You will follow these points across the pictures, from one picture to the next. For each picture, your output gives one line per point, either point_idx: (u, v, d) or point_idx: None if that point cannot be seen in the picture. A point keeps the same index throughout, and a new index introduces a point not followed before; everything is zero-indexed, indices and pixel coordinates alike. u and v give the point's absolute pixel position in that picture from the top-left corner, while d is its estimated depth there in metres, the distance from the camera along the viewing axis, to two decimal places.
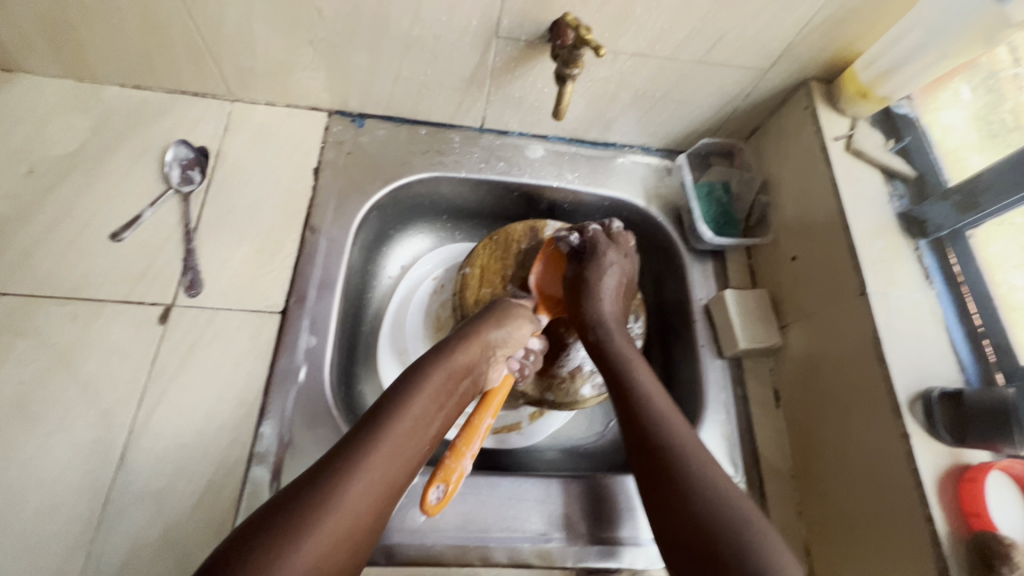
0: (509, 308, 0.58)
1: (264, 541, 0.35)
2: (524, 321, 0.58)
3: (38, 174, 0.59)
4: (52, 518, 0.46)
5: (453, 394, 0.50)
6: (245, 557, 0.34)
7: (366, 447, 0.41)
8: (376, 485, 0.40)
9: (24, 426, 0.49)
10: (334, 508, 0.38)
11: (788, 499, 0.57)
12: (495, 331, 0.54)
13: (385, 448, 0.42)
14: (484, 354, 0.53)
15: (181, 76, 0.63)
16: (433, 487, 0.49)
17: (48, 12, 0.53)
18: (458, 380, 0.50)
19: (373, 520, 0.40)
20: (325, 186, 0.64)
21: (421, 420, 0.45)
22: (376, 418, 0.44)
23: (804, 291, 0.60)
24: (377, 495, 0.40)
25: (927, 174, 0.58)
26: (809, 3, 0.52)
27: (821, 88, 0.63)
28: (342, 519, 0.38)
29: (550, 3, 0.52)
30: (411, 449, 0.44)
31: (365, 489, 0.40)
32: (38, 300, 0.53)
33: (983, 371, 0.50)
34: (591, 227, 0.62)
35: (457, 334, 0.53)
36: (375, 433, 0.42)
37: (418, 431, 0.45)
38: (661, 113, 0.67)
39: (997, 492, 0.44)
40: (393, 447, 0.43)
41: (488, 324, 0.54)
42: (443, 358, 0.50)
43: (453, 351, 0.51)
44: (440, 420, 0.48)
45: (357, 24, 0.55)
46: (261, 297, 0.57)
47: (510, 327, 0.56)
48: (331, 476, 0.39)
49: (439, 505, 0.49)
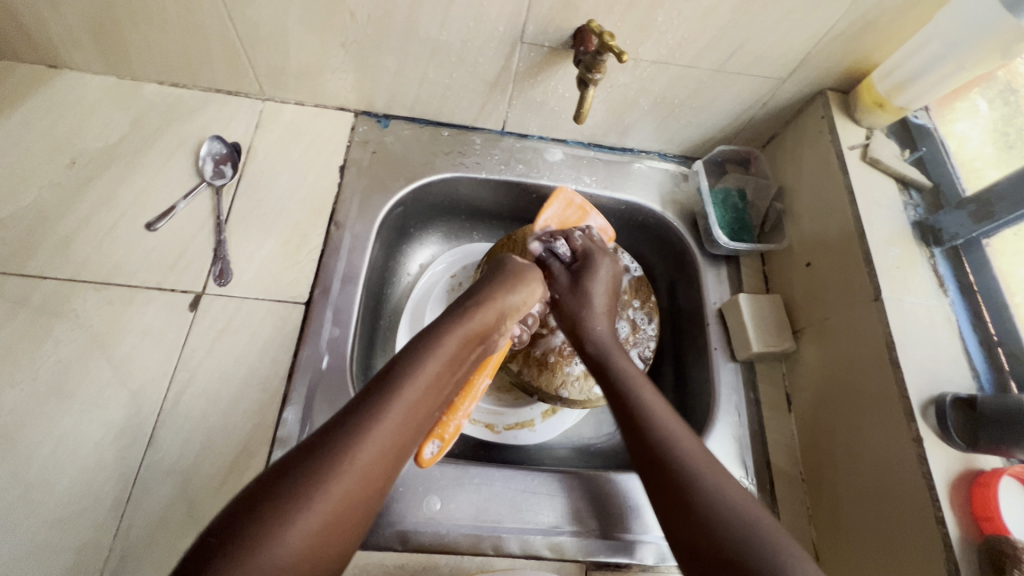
0: (522, 271, 0.57)
1: (273, 507, 0.35)
2: (536, 284, 0.58)
3: (79, 165, 0.62)
4: (84, 491, 0.48)
5: (465, 359, 0.50)
6: (253, 518, 0.35)
7: (379, 409, 0.41)
8: (385, 448, 0.41)
9: (59, 403, 0.51)
10: (343, 471, 0.38)
11: (798, 502, 0.58)
12: (510, 298, 0.54)
13: (394, 411, 0.42)
14: (497, 321, 0.53)
15: (216, 75, 0.65)
16: (428, 443, 0.51)
17: (97, 12, 0.56)
18: (473, 345, 0.50)
19: (381, 483, 0.41)
20: (350, 183, 0.66)
21: (433, 385, 0.45)
22: (391, 378, 0.43)
23: (818, 295, 0.61)
24: (386, 459, 0.41)
25: (943, 184, 0.59)
26: (828, 14, 0.53)
27: (837, 98, 0.64)
28: (352, 480, 0.38)
29: (575, 10, 0.54)
30: (421, 411, 0.44)
31: (375, 453, 0.40)
32: (76, 284, 0.56)
33: (996, 379, 0.51)
34: (577, 235, 0.64)
35: (474, 297, 0.53)
36: (385, 395, 0.42)
37: (428, 392, 0.45)
38: (679, 120, 0.69)
39: (1011, 500, 0.44)
40: (404, 411, 0.43)
41: (503, 290, 0.54)
42: (457, 322, 0.50)
43: (469, 316, 0.51)
44: (450, 383, 0.48)
45: (388, 27, 0.57)
46: (287, 288, 0.59)
47: (524, 293, 0.56)
48: (343, 441, 0.39)
49: (430, 459, 0.51)
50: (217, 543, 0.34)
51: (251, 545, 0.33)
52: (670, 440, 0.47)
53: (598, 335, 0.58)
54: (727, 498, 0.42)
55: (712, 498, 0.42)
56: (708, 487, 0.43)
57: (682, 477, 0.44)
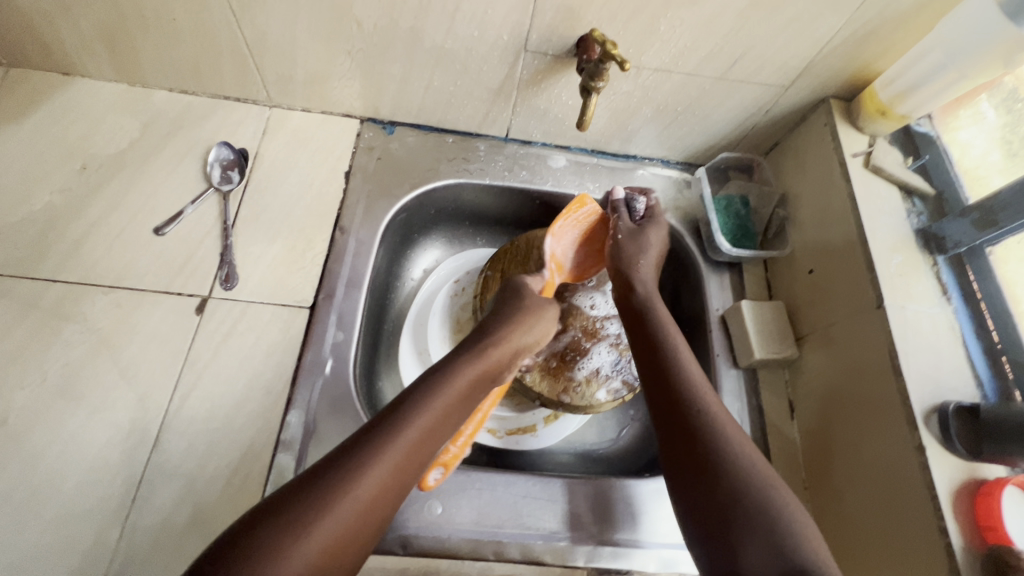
0: (538, 309, 0.58)
1: (273, 531, 0.36)
2: (549, 324, 0.58)
3: (90, 170, 0.63)
4: (91, 493, 0.48)
5: (475, 398, 0.50)
6: (248, 544, 0.35)
7: (381, 444, 0.42)
8: (385, 485, 0.41)
9: (67, 405, 0.51)
10: (340, 505, 0.38)
11: (801, 511, 0.57)
12: (524, 337, 0.55)
13: (401, 448, 0.42)
14: (509, 360, 0.54)
15: (225, 82, 0.66)
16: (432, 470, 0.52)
17: (109, 21, 0.57)
18: (483, 383, 0.51)
19: (378, 520, 0.41)
20: (355, 188, 0.67)
21: (439, 423, 0.46)
22: (399, 413, 0.44)
23: (820, 304, 0.61)
24: (384, 495, 0.41)
25: (946, 192, 0.59)
26: (830, 23, 0.53)
27: (840, 106, 0.64)
28: (348, 515, 0.38)
29: (578, 19, 0.54)
30: (426, 449, 0.44)
31: (374, 489, 0.40)
32: (85, 287, 0.57)
33: (1000, 387, 0.50)
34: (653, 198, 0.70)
35: (487, 332, 0.54)
36: (393, 428, 0.43)
37: (436, 428, 0.45)
38: (682, 127, 0.69)
39: (1014, 510, 0.44)
40: (408, 449, 0.43)
41: (518, 327, 0.55)
42: (469, 359, 0.50)
43: (482, 353, 0.52)
44: (459, 422, 0.48)
45: (393, 36, 0.58)
46: (292, 293, 0.60)
47: (537, 332, 0.57)
48: (342, 476, 0.39)
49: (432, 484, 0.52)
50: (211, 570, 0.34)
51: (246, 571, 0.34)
52: (702, 402, 0.48)
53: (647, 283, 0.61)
54: (748, 461, 0.43)
55: (729, 443, 0.45)
56: (733, 448, 0.44)
57: (705, 427, 0.46)
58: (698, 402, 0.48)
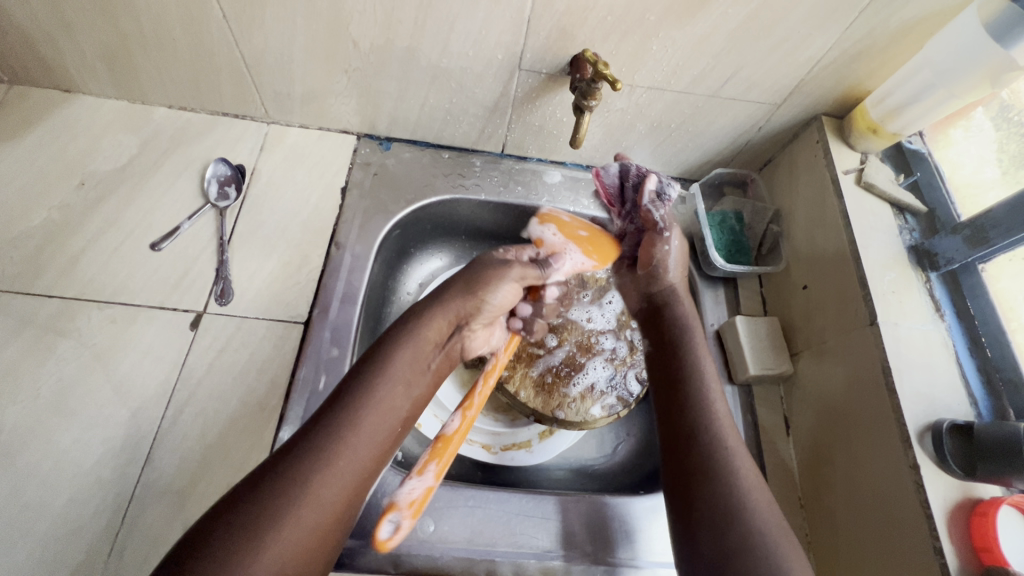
0: (491, 270, 0.58)
1: (224, 543, 0.36)
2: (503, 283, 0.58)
3: (88, 187, 0.63)
4: (81, 511, 0.48)
5: (424, 369, 0.51)
6: (204, 553, 0.35)
7: (328, 436, 0.42)
8: (343, 476, 0.42)
9: (59, 421, 0.51)
10: (296, 501, 0.39)
11: (797, 529, 0.57)
12: (466, 303, 0.55)
13: (350, 436, 0.43)
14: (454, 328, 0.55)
15: (224, 100, 0.67)
16: (384, 519, 0.47)
17: (109, 40, 0.58)
18: (430, 354, 0.52)
19: (341, 511, 0.41)
20: (352, 204, 0.68)
21: (386, 407, 0.46)
22: (341, 405, 0.45)
23: (814, 320, 0.61)
24: (343, 484, 0.42)
25: (938, 210, 0.59)
26: (820, 43, 0.54)
27: (832, 124, 0.65)
28: (305, 511, 0.39)
29: (572, 39, 0.55)
30: (377, 434, 0.45)
31: (328, 480, 0.41)
32: (80, 303, 0.57)
33: (995, 406, 0.50)
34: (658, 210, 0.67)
35: (423, 308, 0.54)
36: (341, 419, 0.44)
37: (382, 419, 0.46)
38: (676, 143, 0.70)
39: (1009, 530, 0.43)
40: (356, 438, 0.43)
41: (461, 295, 0.55)
42: (409, 335, 0.51)
43: (422, 326, 0.52)
44: (412, 395, 0.49)
45: (389, 55, 0.58)
46: (287, 309, 0.60)
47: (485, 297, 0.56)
48: (291, 472, 0.40)
49: (391, 540, 0.47)
50: None
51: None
52: (722, 442, 0.48)
53: (681, 313, 0.61)
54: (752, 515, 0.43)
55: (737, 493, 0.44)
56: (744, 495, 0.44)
57: (716, 471, 0.46)
58: (714, 444, 0.48)
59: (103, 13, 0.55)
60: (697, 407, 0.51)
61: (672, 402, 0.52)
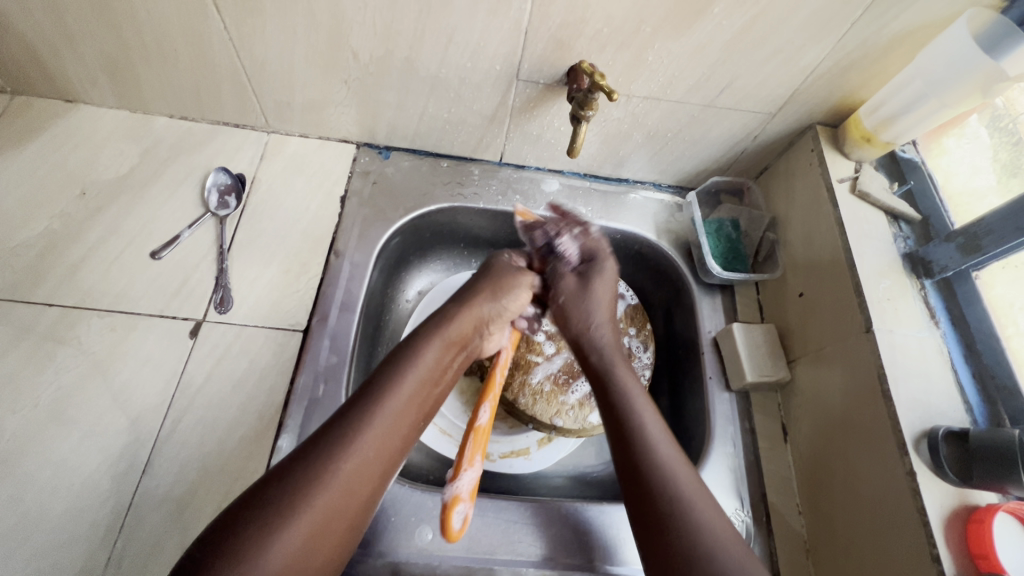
0: (505, 275, 0.61)
1: (255, 523, 0.37)
2: (518, 290, 0.61)
3: (89, 196, 0.64)
4: (79, 520, 0.48)
5: (448, 366, 0.53)
6: (238, 533, 0.36)
7: (359, 421, 0.44)
8: (370, 461, 0.43)
9: (58, 430, 0.51)
10: (326, 484, 0.40)
11: (796, 537, 0.57)
12: (486, 306, 0.58)
13: (377, 424, 0.44)
14: (475, 329, 0.57)
15: (225, 109, 0.68)
16: (454, 512, 0.51)
17: (112, 51, 0.59)
18: (454, 352, 0.54)
19: (367, 494, 0.43)
20: (351, 212, 0.68)
21: (412, 397, 0.48)
22: (371, 393, 0.46)
23: (811, 327, 0.61)
24: (371, 468, 0.43)
25: (932, 217, 0.60)
26: (813, 54, 0.55)
27: (826, 133, 0.66)
28: (335, 494, 0.40)
29: (568, 50, 0.56)
30: (405, 423, 0.47)
31: (357, 464, 0.42)
32: (80, 311, 0.57)
33: (990, 412, 0.51)
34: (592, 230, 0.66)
35: (450, 308, 0.56)
36: (369, 406, 0.45)
37: (409, 407, 0.47)
38: (673, 152, 0.70)
39: (1006, 536, 0.44)
40: (385, 427, 0.45)
41: (481, 297, 0.58)
42: (434, 333, 0.53)
43: (446, 324, 0.54)
44: (436, 392, 0.51)
45: (388, 66, 0.59)
46: (286, 317, 0.60)
47: (503, 300, 0.59)
48: (322, 456, 0.41)
49: (461, 529, 0.51)
50: (197, 559, 0.35)
51: (233, 565, 0.35)
52: (670, 476, 0.46)
53: (601, 343, 0.58)
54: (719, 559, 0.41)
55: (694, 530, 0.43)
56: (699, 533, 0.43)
57: (669, 510, 0.44)
58: (664, 480, 0.46)
59: (105, 25, 0.55)
60: (641, 437, 0.49)
61: (618, 443, 0.50)
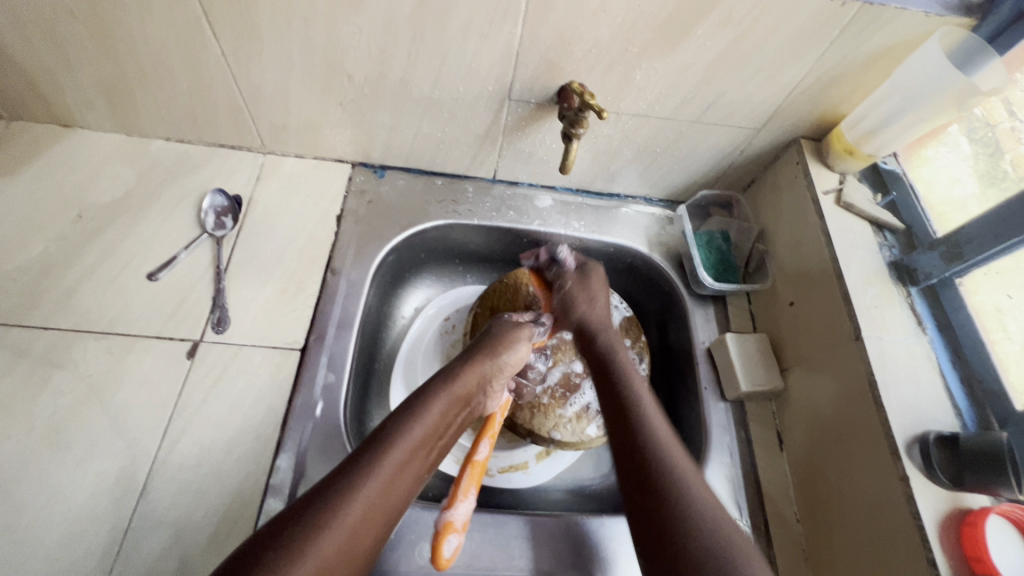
0: (508, 334, 0.62)
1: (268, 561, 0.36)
2: (521, 344, 0.61)
3: (85, 220, 0.64)
4: (74, 546, 0.47)
5: (450, 422, 0.54)
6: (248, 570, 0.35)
7: (369, 468, 0.44)
8: (374, 510, 0.43)
9: (54, 454, 0.51)
10: (334, 527, 0.40)
11: (795, 547, 0.57)
12: (487, 363, 0.58)
13: (383, 473, 0.45)
14: (480, 385, 0.57)
15: (221, 131, 0.69)
16: (445, 540, 0.50)
17: (110, 76, 0.60)
18: (457, 408, 0.55)
19: (367, 543, 0.43)
20: (347, 231, 0.69)
21: (417, 449, 0.48)
22: (379, 442, 0.47)
23: (802, 336, 0.62)
24: (374, 518, 0.43)
25: (915, 227, 0.62)
26: (794, 71, 0.57)
27: (810, 146, 0.68)
28: (341, 537, 0.40)
29: (558, 70, 0.57)
30: (408, 478, 0.47)
31: (362, 512, 0.42)
32: (76, 335, 0.57)
33: (979, 415, 0.52)
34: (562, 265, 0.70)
35: (455, 364, 0.57)
36: (379, 454, 0.46)
37: (413, 460, 0.48)
38: (662, 166, 0.72)
39: (997, 537, 0.45)
40: (389, 476, 0.45)
41: (487, 354, 0.58)
42: (441, 388, 0.54)
43: (453, 381, 0.55)
44: (436, 449, 0.51)
45: (382, 88, 0.60)
46: (284, 336, 0.61)
47: (507, 358, 0.60)
48: (332, 501, 0.41)
49: (452, 558, 0.51)
50: None
51: None
52: (661, 445, 0.50)
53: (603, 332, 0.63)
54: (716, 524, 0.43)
55: (684, 494, 0.46)
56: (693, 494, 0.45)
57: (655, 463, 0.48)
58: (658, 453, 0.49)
59: (105, 51, 0.56)
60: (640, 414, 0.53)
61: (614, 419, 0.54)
